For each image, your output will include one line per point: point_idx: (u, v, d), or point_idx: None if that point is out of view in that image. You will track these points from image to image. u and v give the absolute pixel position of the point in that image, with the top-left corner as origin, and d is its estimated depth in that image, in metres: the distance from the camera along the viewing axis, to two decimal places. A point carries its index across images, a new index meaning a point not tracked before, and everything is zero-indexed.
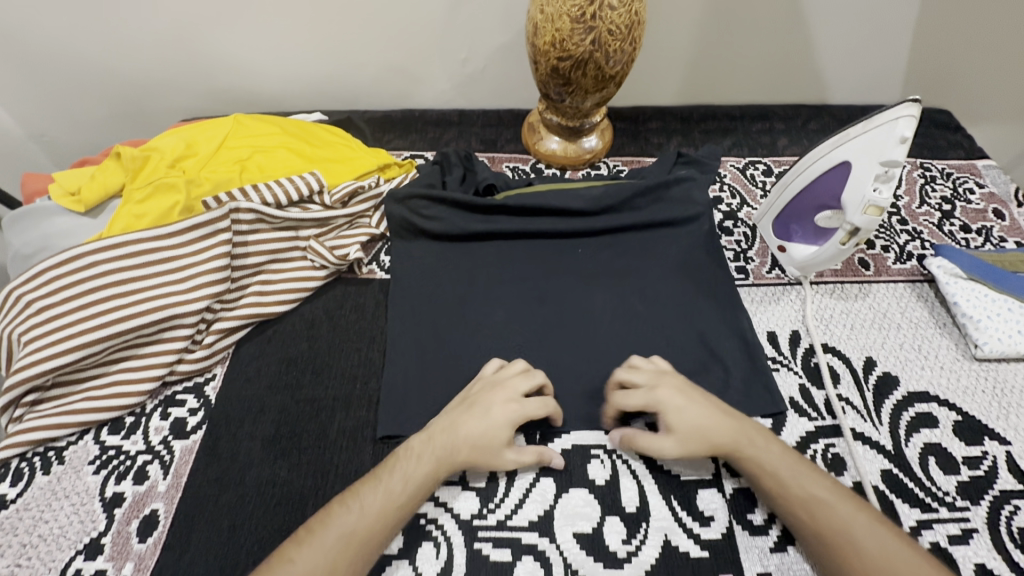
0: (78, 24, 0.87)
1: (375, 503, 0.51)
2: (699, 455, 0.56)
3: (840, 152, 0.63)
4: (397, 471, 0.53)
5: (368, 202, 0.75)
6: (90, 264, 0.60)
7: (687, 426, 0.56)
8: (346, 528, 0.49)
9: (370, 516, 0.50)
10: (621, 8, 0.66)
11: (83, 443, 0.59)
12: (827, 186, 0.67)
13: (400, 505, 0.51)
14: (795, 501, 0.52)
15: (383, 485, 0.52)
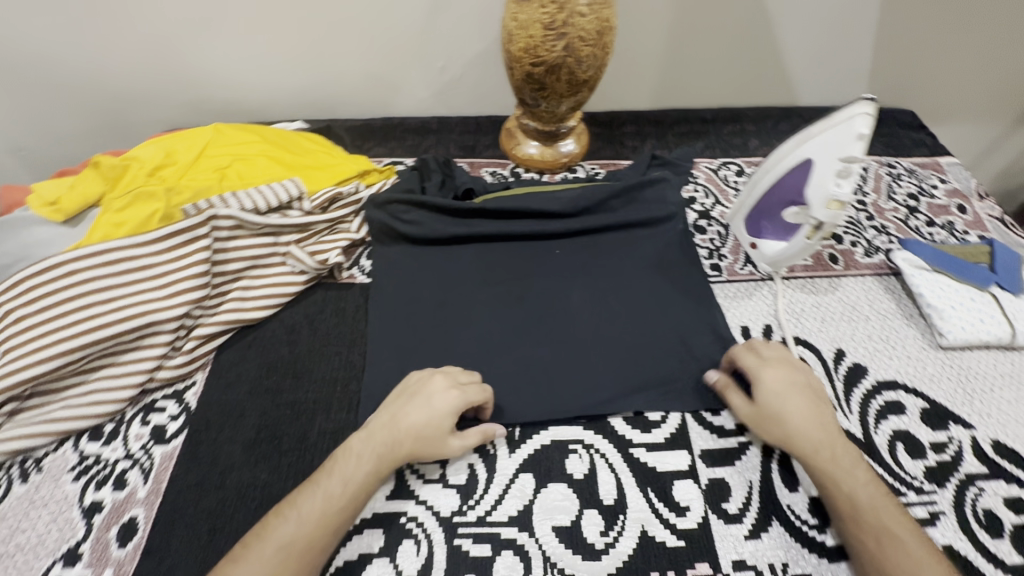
0: (58, 38, 0.88)
1: (312, 514, 0.51)
2: (778, 443, 0.58)
3: (804, 150, 0.65)
4: (340, 473, 0.53)
5: (348, 208, 0.76)
6: (70, 272, 0.60)
7: (778, 406, 0.58)
8: (287, 540, 0.49)
9: (307, 527, 0.50)
10: (591, 16, 0.69)
11: (62, 452, 0.59)
12: (793, 184, 0.68)
13: (341, 507, 0.52)
14: (864, 526, 0.51)
15: (324, 491, 0.52)
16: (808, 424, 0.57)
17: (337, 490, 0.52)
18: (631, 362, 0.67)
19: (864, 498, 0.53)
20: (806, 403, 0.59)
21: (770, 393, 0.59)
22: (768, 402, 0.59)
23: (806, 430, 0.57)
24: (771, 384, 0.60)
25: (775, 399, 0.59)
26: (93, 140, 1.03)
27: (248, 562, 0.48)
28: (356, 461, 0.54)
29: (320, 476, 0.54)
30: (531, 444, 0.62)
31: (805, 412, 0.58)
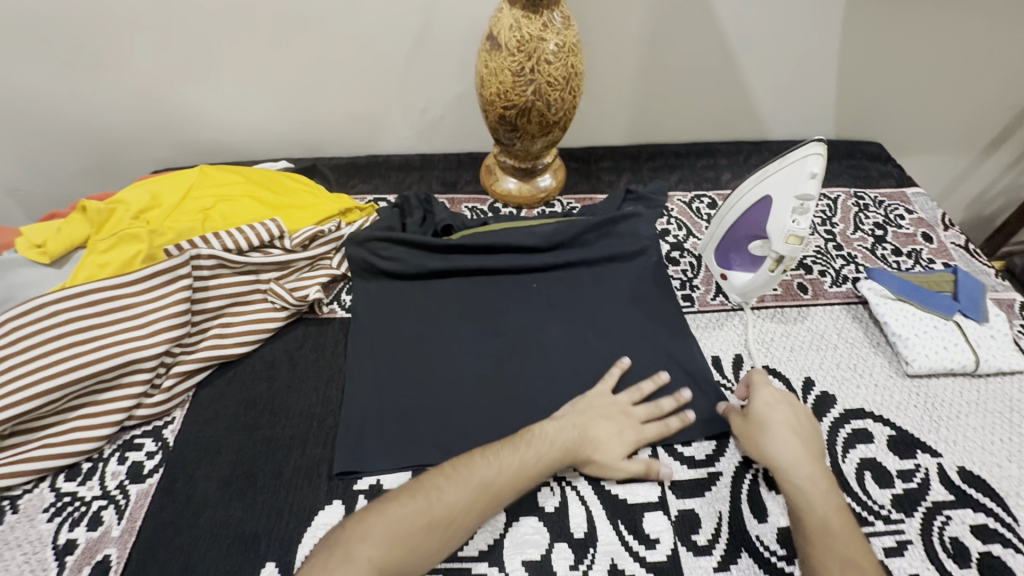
0: (55, 87, 0.93)
1: (489, 478, 0.56)
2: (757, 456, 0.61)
3: (763, 186, 0.69)
4: (529, 451, 0.59)
5: (328, 245, 0.79)
6: (52, 313, 0.62)
7: (766, 421, 0.62)
8: (461, 492, 0.55)
9: (484, 488, 0.56)
10: (558, 62, 0.72)
11: (38, 491, 0.59)
12: (755, 218, 0.72)
13: (516, 478, 0.57)
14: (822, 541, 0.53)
15: (504, 462, 0.57)
16: (792, 441, 0.60)
17: (513, 466, 0.58)
18: None
19: (824, 514, 0.55)
20: (793, 424, 0.62)
21: (763, 409, 0.63)
22: (761, 415, 0.63)
23: (784, 445, 0.60)
24: (768, 400, 0.64)
25: (768, 415, 0.63)
26: (85, 179, 1.06)
27: (373, 532, 0.51)
28: (534, 448, 0.59)
29: (499, 449, 0.59)
30: None
31: (793, 431, 0.61)
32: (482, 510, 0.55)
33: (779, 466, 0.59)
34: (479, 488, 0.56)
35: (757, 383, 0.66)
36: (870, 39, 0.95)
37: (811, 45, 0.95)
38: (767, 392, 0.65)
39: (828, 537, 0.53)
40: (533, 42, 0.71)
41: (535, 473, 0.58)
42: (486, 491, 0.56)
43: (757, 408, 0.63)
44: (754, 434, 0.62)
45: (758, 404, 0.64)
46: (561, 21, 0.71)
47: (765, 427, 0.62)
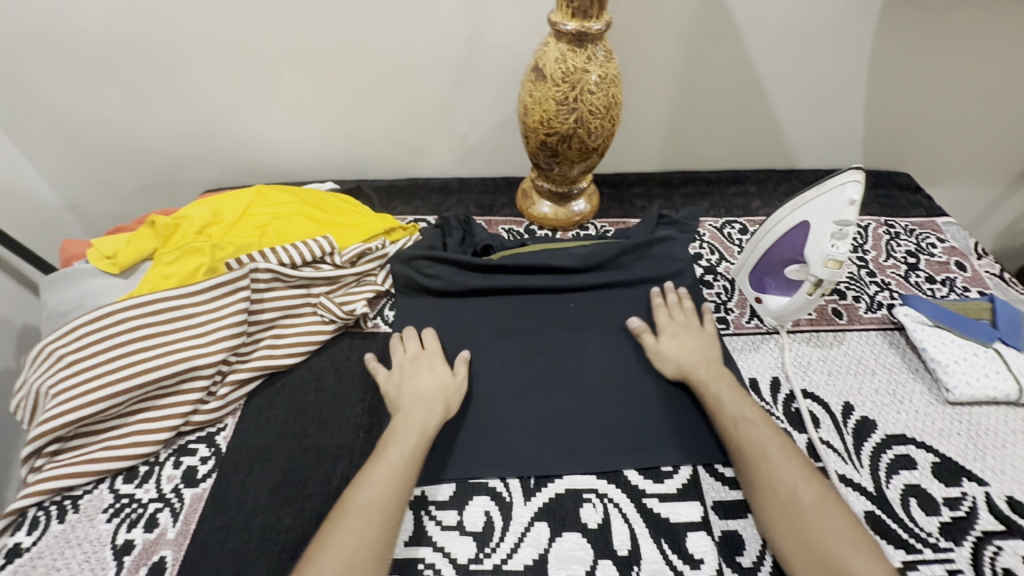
0: (122, 113, 0.99)
1: (369, 500, 0.56)
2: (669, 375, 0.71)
3: (801, 213, 0.71)
4: (394, 451, 0.60)
5: (375, 262, 0.82)
6: (121, 320, 0.66)
7: (672, 347, 0.72)
8: (358, 528, 0.54)
9: (370, 510, 0.55)
10: (600, 93, 0.76)
11: (98, 492, 0.62)
12: (792, 243, 0.74)
13: (397, 486, 0.58)
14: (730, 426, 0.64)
15: (374, 477, 0.58)
16: (693, 358, 0.71)
17: (385, 476, 0.58)
18: (642, 412, 0.69)
19: (752, 432, 0.62)
20: (702, 358, 0.71)
21: (673, 347, 0.72)
22: (672, 353, 0.71)
23: (707, 378, 0.69)
24: (677, 338, 0.73)
25: (676, 349, 0.72)
26: (142, 198, 1.13)
27: None
28: (404, 446, 0.61)
29: (368, 473, 0.59)
30: (545, 492, 0.63)
31: (695, 352, 0.72)
32: (386, 524, 0.55)
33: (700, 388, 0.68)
34: (364, 514, 0.55)
35: (660, 321, 0.76)
36: (897, 73, 0.98)
37: (838, 80, 0.98)
38: (678, 332, 0.74)
39: (763, 453, 0.60)
40: (577, 74, 0.74)
41: (408, 468, 0.59)
42: (374, 512, 0.55)
43: (662, 347, 0.72)
44: (665, 363, 0.71)
45: (668, 345, 0.72)
46: (604, 55, 0.75)
47: (692, 367, 0.70)
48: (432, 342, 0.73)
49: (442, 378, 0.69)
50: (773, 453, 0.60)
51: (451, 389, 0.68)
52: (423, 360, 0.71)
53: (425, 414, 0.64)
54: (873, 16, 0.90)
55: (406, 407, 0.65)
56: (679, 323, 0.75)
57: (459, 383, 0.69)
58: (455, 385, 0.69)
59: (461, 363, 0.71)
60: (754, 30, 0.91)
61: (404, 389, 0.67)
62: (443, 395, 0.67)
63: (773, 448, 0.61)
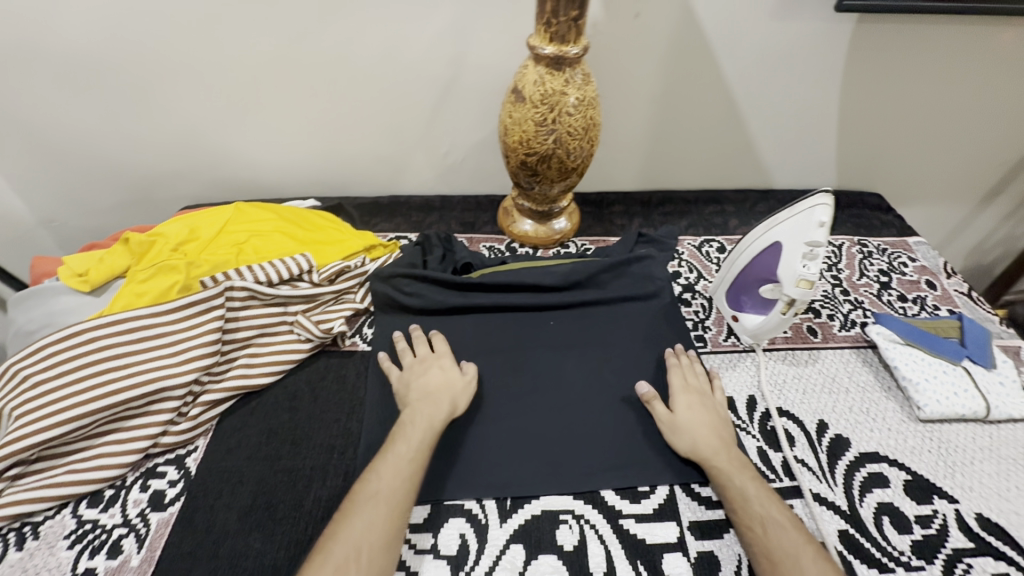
0: (101, 128, 0.98)
1: (377, 491, 0.57)
2: (682, 451, 0.66)
3: (774, 233, 0.72)
4: (402, 446, 0.61)
5: (353, 280, 0.82)
6: (90, 339, 0.64)
7: (685, 421, 0.67)
8: (367, 518, 0.54)
9: (378, 500, 0.56)
10: (578, 114, 0.77)
11: (60, 517, 0.60)
12: (765, 261, 0.75)
13: (403, 481, 0.58)
14: (754, 519, 0.58)
15: (381, 471, 0.59)
16: (710, 435, 0.66)
17: (392, 469, 0.59)
18: (619, 431, 0.69)
19: (779, 537, 0.56)
20: (721, 441, 0.65)
21: (689, 425, 0.67)
22: (687, 431, 0.66)
23: (728, 469, 0.63)
24: (692, 414, 0.68)
25: (690, 421, 0.67)
26: (120, 213, 1.11)
27: None
28: (411, 440, 0.62)
29: (376, 465, 0.60)
30: (521, 514, 0.63)
31: (711, 429, 0.67)
32: (394, 512, 0.56)
33: (718, 470, 0.63)
34: (372, 503, 0.56)
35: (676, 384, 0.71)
36: (867, 98, 1.01)
37: (812, 104, 1.01)
38: (693, 405, 0.69)
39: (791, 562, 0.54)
40: (556, 96, 0.75)
41: (414, 462, 0.60)
42: (382, 501, 0.56)
43: (677, 419, 0.67)
44: (681, 439, 0.66)
45: (684, 417, 0.67)
46: (582, 78, 0.76)
47: (710, 453, 0.64)
48: (440, 344, 0.75)
49: (451, 376, 0.70)
50: (807, 564, 0.53)
51: (459, 388, 0.69)
52: (433, 360, 0.72)
53: (432, 409, 0.66)
54: (844, 43, 0.93)
55: (413, 403, 0.67)
56: (692, 390, 0.71)
57: (467, 382, 0.70)
58: (461, 384, 0.70)
59: (470, 364, 0.73)
60: (731, 55, 0.94)
61: (414, 386, 0.69)
62: (449, 393, 0.68)
63: (803, 556, 0.54)
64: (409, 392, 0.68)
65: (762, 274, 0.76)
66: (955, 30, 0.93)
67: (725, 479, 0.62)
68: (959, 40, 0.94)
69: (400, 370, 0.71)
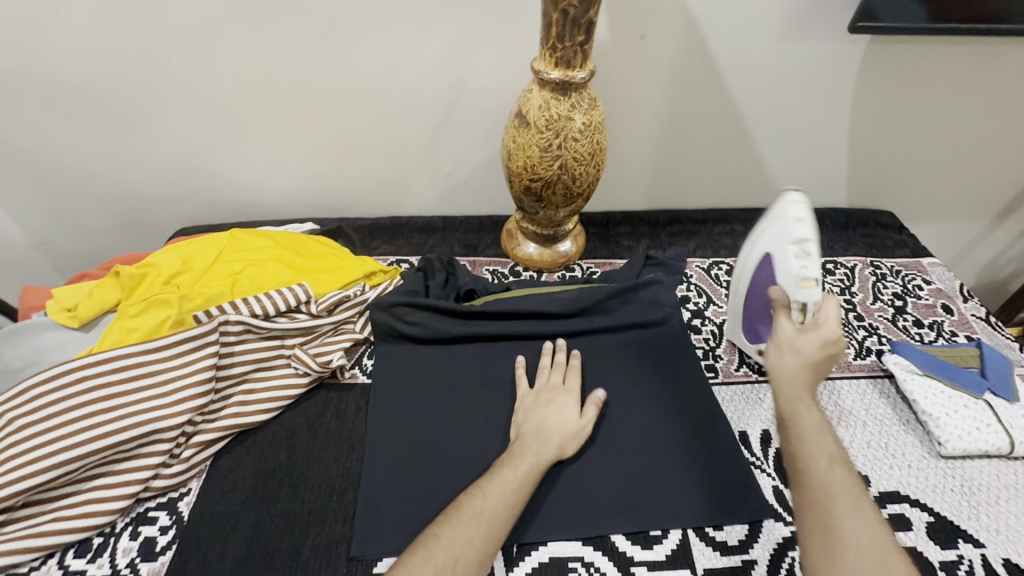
0: (94, 150, 0.96)
1: (480, 509, 0.56)
2: (773, 363, 0.66)
3: (761, 245, 0.73)
4: (510, 470, 0.60)
5: (353, 309, 0.79)
6: (79, 379, 0.62)
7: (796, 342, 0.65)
8: (466, 533, 0.54)
9: (480, 519, 0.55)
10: (584, 139, 0.74)
11: (45, 569, 0.57)
12: (764, 276, 0.74)
13: (510, 505, 0.57)
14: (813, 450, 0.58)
15: (488, 490, 0.58)
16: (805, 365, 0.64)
17: (497, 493, 0.58)
18: (629, 470, 0.67)
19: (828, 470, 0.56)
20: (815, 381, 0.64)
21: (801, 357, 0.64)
22: (796, 362, 0.64)
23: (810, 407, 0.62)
24: (817, 346, 0.64)
25: (803, 345, 0.64)
26: (115, 235, 1.09)
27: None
28: (519, 469, 0.60)
29: (484, 482, 0.59)
30: (527, 562, 0.60)
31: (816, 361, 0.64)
32: (491, 538, 0.54)
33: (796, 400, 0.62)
34: (472, 521, 0.55)
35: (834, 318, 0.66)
36: (879, 118, 0.99)
37: (823, 123, 0.99)
38: (825, 340, 0.65)
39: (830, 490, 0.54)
40: (561, 121, 0.73)
41: (519, 492, 0.59)
42: (483, 520, 0.55)
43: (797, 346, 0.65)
44: (779, 358, 0.65)
45: (806, 342, 0.64)
46: (589, 101, 0.74)
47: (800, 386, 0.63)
48: (573, 377, 0.72)
49: (568, 417, 0.67)
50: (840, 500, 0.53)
51: (575, 431, 0.66)
52: (558, 393, 0.70)
53: (541, 445, 0.63)
54: (855, 64, 0.91)
55: (525, 433, 0.65)
56: (838, 327, 0.65)
57: (582, 426, 0.67)
58: (576, 427, 0.66)
59: (591, 406, 0.69)
60: (739, 76, 0.92)
61: (531, 415, 0.67)
62: (561, 436, 0.65)
63: (842, 485, 0.54)
64: (526, 418, 0.67)
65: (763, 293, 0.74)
66: (970, 49, 0.91)
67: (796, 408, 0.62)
68: (972, 60, 0.92)
69: (527, 393, 0.70)
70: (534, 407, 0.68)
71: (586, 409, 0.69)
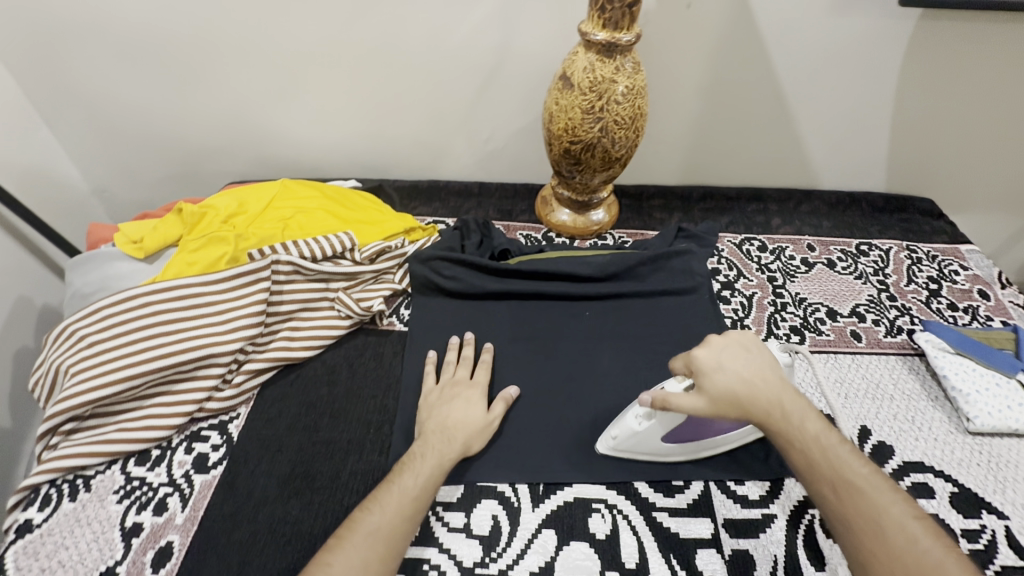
0: (153, 103, 1.01)
1: (377, 525, 0.52)
2: (729, 416, 0.57)
3: (642, 450, 0.64)
4: (408, 478, 0.57)
5: (393, 260, 0.83)
6: (143, 304, 0.66)
7: (721, 382, 0.57)
8: (361, 554, 0.50)
9: (378, 535, 0.52)
10: (626, 103, 0.76)
11: (110, 473, 0.62)
12: (676, 438, 0.62)
13: (405, 514, 0.54)
14: (822, 478, 0.53)
15: (385, 505, 0.54)
16: (756, 392, 0.57)
17: (395, 502, 0.54)
18: None
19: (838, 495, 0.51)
20: (778, 395, 0.57)
21: (739, 381, 0.57)
22: (738, 392, 0.56)
23: (791, 426, 0.56)
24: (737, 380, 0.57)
25: (731, 380, 0.57)
26: (169, 186, 1.15)
27: None
28: (419, 474, 0.57)
29: (379, 496, 0.55)
30: (553, 500, 0.63)
31: (762, 386, 0.57)
32: (388, 554, 0.51)
33: (774, 428, 0.56)
34: (368, 540, 0.51)
35: (695, 355, 0.59)
36: (925, 101, 0.98)
37: (866, 103, 0.98)
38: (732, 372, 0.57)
39: (883, 531, 0.48)
40: (605, 84, 0.74)
41: (418, 499, 0.55)
42: (378, 539, 0.51)
43: (718, 383, 0.56)
44: (728, 405, 0.56)
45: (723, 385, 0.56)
46: (632, 66, 0.75)
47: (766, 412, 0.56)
48: (481, 371, 0.70)
49: (473, 410, 0.65)
50: (880, 525, 0.49)
51: (480, 428, 0.64)
52: (462, 388, 0.67)
53: (445, 445, 0.60)
54: (902, 42, 0.90)
55: (428, 433, 0.62)
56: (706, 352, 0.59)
57: (490, 422, 0.65)
58: (484, 421, 0.64)
59: (500, 401, 0.67)
60: (783, 49, 0.91)
61: (435, 414, 0.64)
62: (467, 432, 0.62)
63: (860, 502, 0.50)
64: (430, 416, 0.64)
65: (696, 432, 0.63)
66: None
67: (786, 438, 0.55)
68: None
69: (430, 389, 0.68)
70: (432, 408, 0.65)
71: (494, 405, 0.67)
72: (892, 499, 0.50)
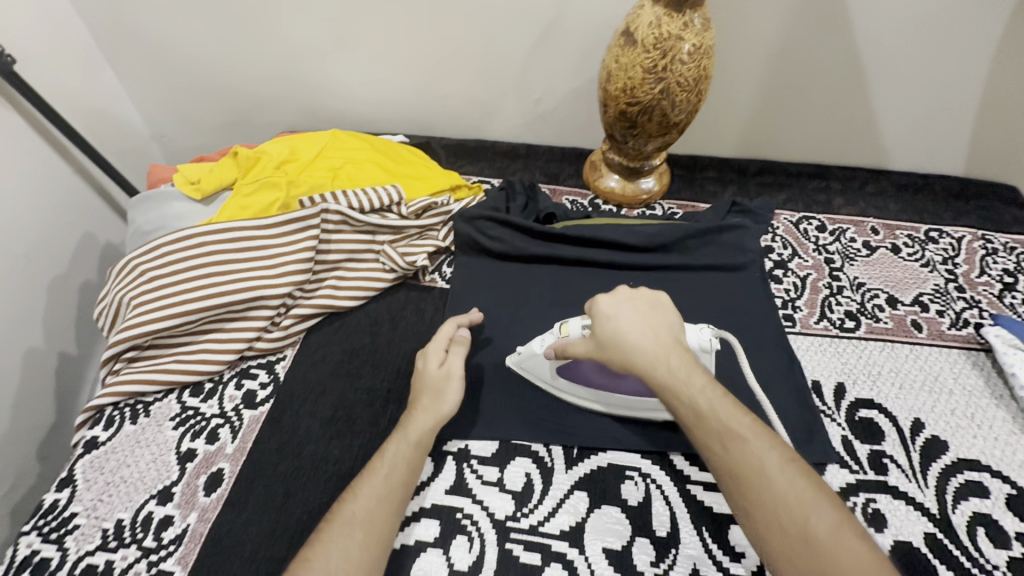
0: (210, 49, 1.01)
1: (355, 511, 0.50)
2: (620, 367, 0.55)
3: (539, 377, 0.66)
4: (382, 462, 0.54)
5: (438, 217, 0.82)
6: (197, 243, 0.68)
7: (610, 331, 0.55)
8: (340, 543, 0.48)
9: (356, 522, 0.49)
10: (691, 64, 0.72)
11: (167, 401, 0.66)
12: (582, 373, 0.63)
13: (385, 500, 0.51)
14: (710, 434, 0.50)
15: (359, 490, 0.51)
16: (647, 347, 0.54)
17: (371, 485, 0.52)
18: None
19: (725, 449, 0.48)
20: (666, 352, 0.54)
21: (628, 330, 0.55)
22: (629, 342, 0.54)
23: (676, 379, 0.52)
24: (630, 334, 0.55)
25: (624, 330, 0.55)
26: (223, 133, 1.17)
27: None
28: (387, 454, 0.55)
29: (355, 483, 0.53)
30: (588, 463, 0.63)
31: (654, 343, 0.54)
32: (370, 540, 0.49)
33: (659, 381, 0.53)
34: (348, 527, 0.49)
35: (598, 301, 0.58)
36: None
37: (953, 77, 0.90)
38: (623, 326, 0.55)
39: (767, 479, 0.46)
40: (671, 41, 0.70)
41: (393, 481, 0.53)
42: (358, 523, 0.49)
43: (609, 332, 0.55)
44: (617, 355, 0.55)
45: (615, 338, 0.55)
46: (701, 23, 0.71)
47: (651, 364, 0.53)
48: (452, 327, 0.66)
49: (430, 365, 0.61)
50: (769, 478, 0.46)
51: (438, 381, 0.59)
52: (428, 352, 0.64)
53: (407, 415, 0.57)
54: (1005, 9, 0.81)
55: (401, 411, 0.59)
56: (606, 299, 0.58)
57: (450, 373, 0.60)
58: (443, 374, 0.60)
59: (456, 347, 0.63)
60: (868, 11, 0.84)
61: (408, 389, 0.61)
62: (423, 394, 0.59)
63: (744, 454, 0.47)
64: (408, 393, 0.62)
65: (596, 377, 0.63)
66: None
67: (675, 394, 0.52)
68: None
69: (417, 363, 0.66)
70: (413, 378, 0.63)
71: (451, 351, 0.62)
72: (777, 449, 0.48)
